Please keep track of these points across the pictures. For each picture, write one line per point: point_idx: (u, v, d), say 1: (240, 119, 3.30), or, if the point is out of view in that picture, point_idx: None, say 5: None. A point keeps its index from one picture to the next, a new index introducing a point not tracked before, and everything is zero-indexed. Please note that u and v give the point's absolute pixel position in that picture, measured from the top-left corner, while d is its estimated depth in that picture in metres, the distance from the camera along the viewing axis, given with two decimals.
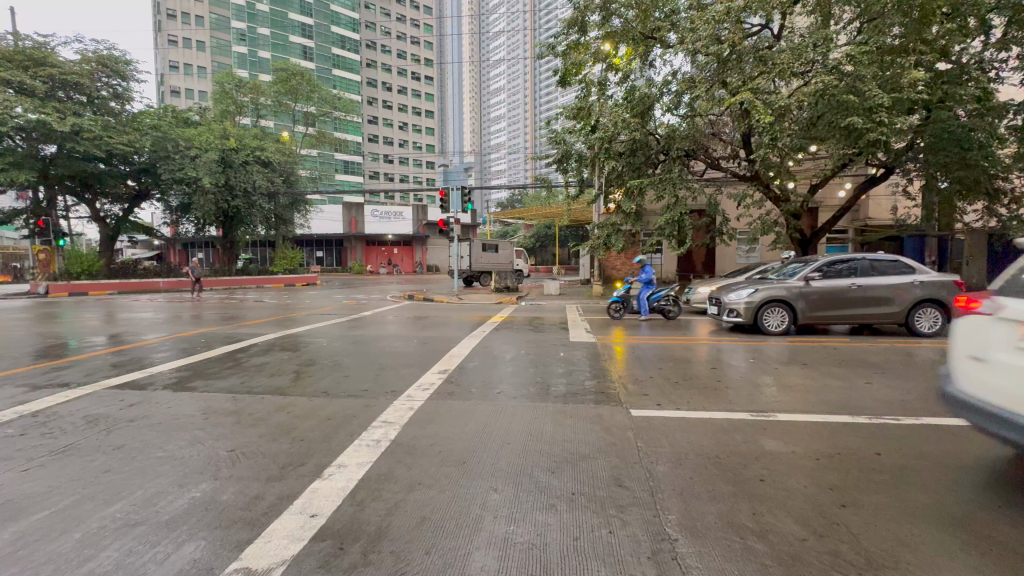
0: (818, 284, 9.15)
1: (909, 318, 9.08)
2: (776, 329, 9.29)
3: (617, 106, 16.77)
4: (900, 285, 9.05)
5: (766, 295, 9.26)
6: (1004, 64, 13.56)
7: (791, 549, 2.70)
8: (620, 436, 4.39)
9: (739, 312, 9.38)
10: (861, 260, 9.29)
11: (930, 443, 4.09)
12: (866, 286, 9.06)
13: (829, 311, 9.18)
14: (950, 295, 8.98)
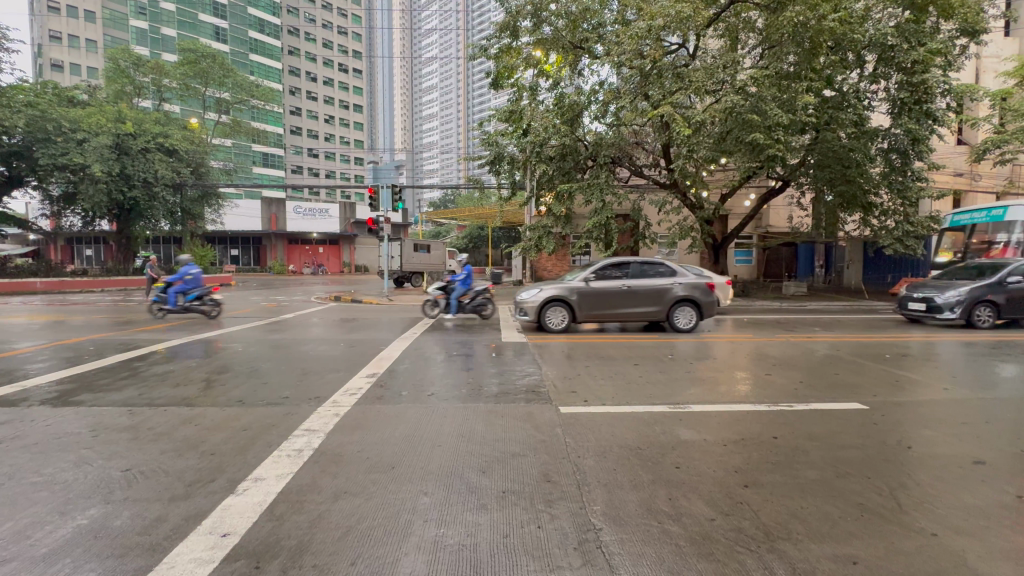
0: (594, 284, 9.93)
1: (669, 316, 10.06)
2: (558, 327, 9.98)
3: (547, 112, 17.19)
4: (663, 286, 10.03)
5: (548, 294, 9.91)
6: (877, 94, 15.63)
7: (701, 529, 2.94)
8: (549, 433, 4.51)
9: (526, 311, 9.98)
10: (633, 263, 10.20)
11: (816, 425, 4.63)
12: (633, 286, 9.94)
13: (604, 309, 9.96)
14: (703, 295, 10.09)
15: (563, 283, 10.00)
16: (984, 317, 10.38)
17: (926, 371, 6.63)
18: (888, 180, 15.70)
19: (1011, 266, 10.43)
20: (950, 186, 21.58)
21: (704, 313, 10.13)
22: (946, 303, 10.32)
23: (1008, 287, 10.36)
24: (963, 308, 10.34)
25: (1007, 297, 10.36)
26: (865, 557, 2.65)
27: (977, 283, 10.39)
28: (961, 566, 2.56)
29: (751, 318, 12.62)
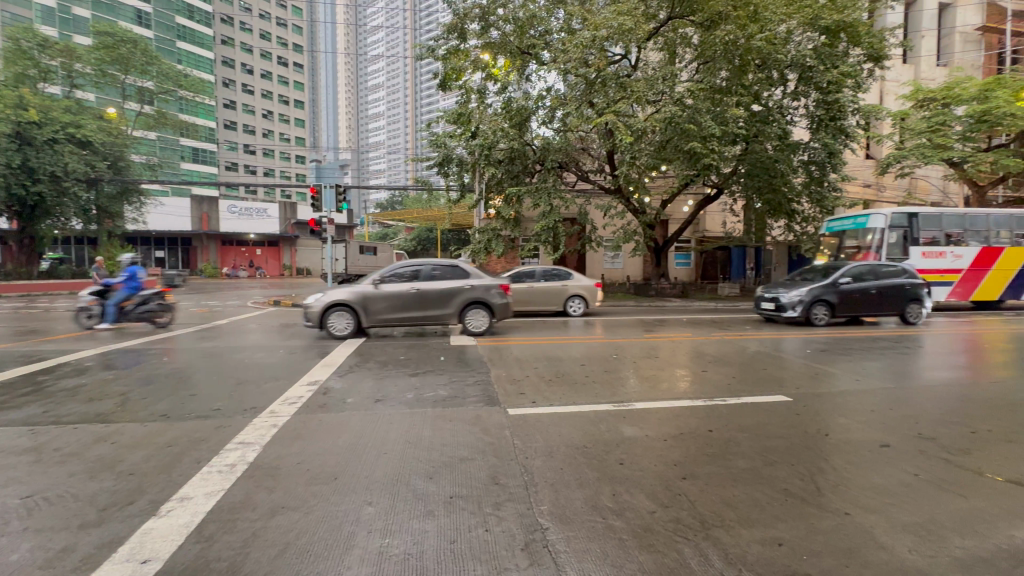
0: (379, 288, 9.66)
1: (460, 318, 9.99)
2: (342, 332, 9.68)
3: (496, 115, 17.27)
4: (453, 289, 9.90)
5: (331, 298, 9.57)
6: (799, 111, 16.97)
7: (643, 522, 3.05)
8: (497, 436, 4.52)
9: (309, 316, 9.62)
10: (425, 266, 10.00)
11: (747, 418, 4.94)
12: (422, 290, 9.76)
13: (391, 314, 9.73)
14: (495, 298, 10.08)
15: (348, 287, 9.69)
16: (821, 315, 11.30)
17: (841, 364, 7.27)
18: (808, 190, 17.10)
19: (842, 268, 11.47)
20: (861, 196, 23.81)
21: (496, 315, 10.10)
22: (788, 302, 11.30)
23: (841, 287, 11.33)
24: (804, 306, 11.26)
25: (840, 297, 11.30)
26: (790, 538, 2.86)
27: (813, 284, 11.39)
28: (870, 541, 2.83)
29: (689, 318, 13.25)
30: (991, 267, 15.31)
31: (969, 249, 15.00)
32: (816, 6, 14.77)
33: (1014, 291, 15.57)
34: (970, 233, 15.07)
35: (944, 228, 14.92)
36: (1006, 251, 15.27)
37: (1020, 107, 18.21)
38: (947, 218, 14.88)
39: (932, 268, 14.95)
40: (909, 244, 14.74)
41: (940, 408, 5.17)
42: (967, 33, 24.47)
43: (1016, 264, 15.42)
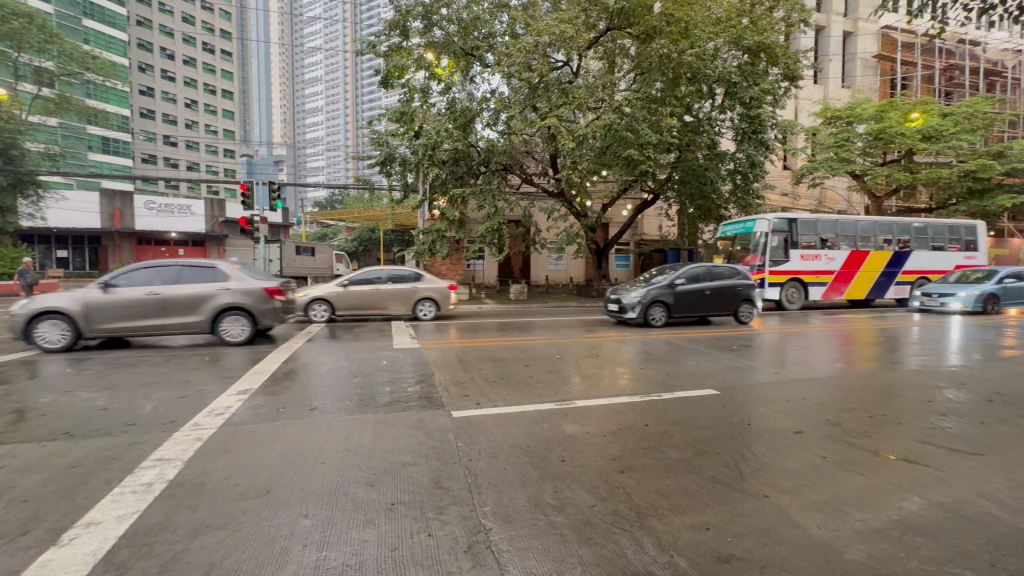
0: (107, 292, 8.36)
1: (212, 327, 8.90)
2: (57, 345, 8.29)
3: (439, 115, 17.10)
4: (203, 293, 8.79)
5: (43, 305, 8.16)
6: (726, 123, 18.14)
7: (583, 516, 3.15)
8: (441, 439, 4.48)
9: (17, 326, 8.18)
10: (172, 267, 8.82)
11: (680, 411, 5.23)
12: (162, 296, 8.57)
13: (124, 323, 8.46)
14: (255, 301, 9.07)
15: (68, 292, 8.32)
16: (658, 316, 11.55)
17: (763, 358, 7.86)
18: (735, 196, 18.35)
19: (677, 270, 11.81)
20: (780, 204, 25.89)
21: (257, 322, 9.11)
22: (629, 303, 11.50)
23: (676, 288, 11.66)
24: (642, 307, 11.51)
25: (675, 298, 11.62)
26: (716, 523, 3.06)
27: (651, 285, 11.66)
28: (785, 520, 3.09)
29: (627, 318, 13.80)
30: (859, 267, 16.82)
31: (839, 252, 16.47)
32: (739, 27, 15.87)
33: (879, 290, 17.17)
34: (842, 238, 16.58)
35: (818, 233, 16.41)
36: (871, 254, 16.84)
37: (908, 128, 20.66)
38: (821, 225, 16.40)
39: (810, 270, 16.41)
40: (789, 247, 16.17)
41: (844, 397, 5.73)
42: (866, 59, 27.30)
43: (879, 266, 16.96)
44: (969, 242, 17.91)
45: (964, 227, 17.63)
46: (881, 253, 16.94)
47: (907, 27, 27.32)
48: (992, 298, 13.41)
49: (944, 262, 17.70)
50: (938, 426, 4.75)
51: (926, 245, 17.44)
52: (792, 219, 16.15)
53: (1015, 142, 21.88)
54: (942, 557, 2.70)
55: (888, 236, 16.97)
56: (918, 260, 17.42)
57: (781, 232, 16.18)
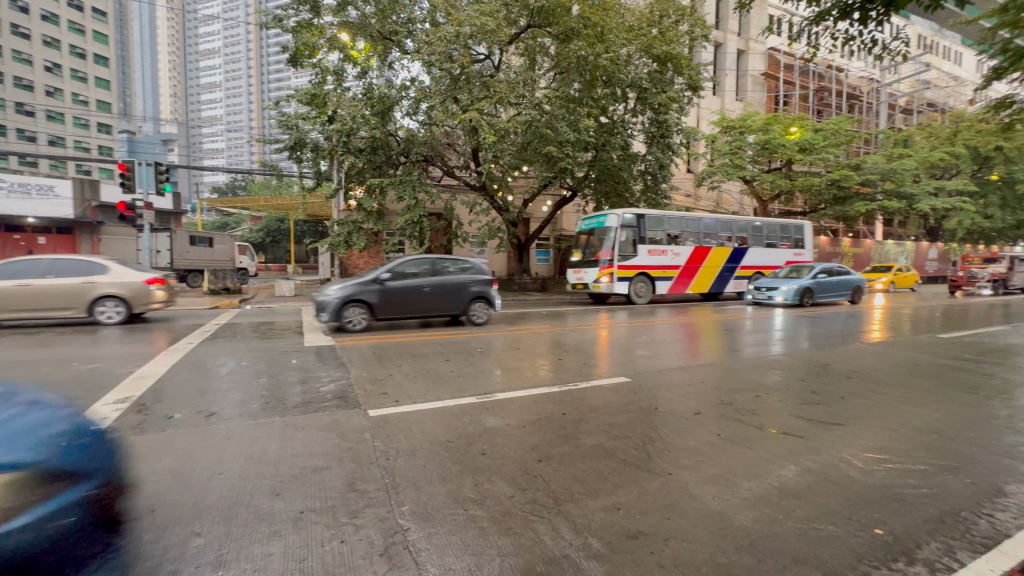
0: None
1: None
2: None
3: (356, 101, 16.36)
4: None
5: None
6: (637, 127, 19.15)
7: (502, 507, 3.18)
8: (356, 440, 4.26)
9: None
10: None
11: (595, 399, 5.47)
12: None
13: None
14: None
15: None
16: (356, 318, 9.73)
17: (669, 347, 8.46)
18: (645, 196, 19.51)
19: (387, 263, 10.04)
20: (683, 205, 27.99)
21: None
22: (321, 302, 9.57)
23: (382, 285, 9.88)
24: (337, 307, 9.63)
25: (380, 296, 9.83)
26: (626, 502, 3.25)
27: (354, 282, 9.76)
28: (686, 495, 3.36)
29: (545, 311, 14.13)
30: (702, 262, 18.03)
31: (684, 248, 17.52)
32: (650, 36, 16.85)
33: (721, 284, 18.60)
34: (688, 234, 17.72)
35: (667, 229, 17.32)
36: (713, 250, 18.19)
37: (788, 140, 23.51)
38: (670, 221, 17.30)
39: (656, 265, 17.16)
40: (637, 243, 16.78)
41: (735, 380, 6.34)
42: (755, 77, 30.40)
43: (720, 261, 18.33)
44: (796, 240, 20.26)
45: (793, 226, 19.86)
46: (722, 248, 18.42)
47: (788, 50, 30.75)
48: (806, 291, 15.54)
49: (776, 258, 19.74)
50: (806, 402, 5.44)
51: (761, 242, 19.33)
52: (642, 215, 16.81)
53: (867, 157, 25.62)
54: (811, 515, 3.11)
55: (728, 233, 18.48)
56: (755, 256, 19.21)
57: (630, 227, 16.71)
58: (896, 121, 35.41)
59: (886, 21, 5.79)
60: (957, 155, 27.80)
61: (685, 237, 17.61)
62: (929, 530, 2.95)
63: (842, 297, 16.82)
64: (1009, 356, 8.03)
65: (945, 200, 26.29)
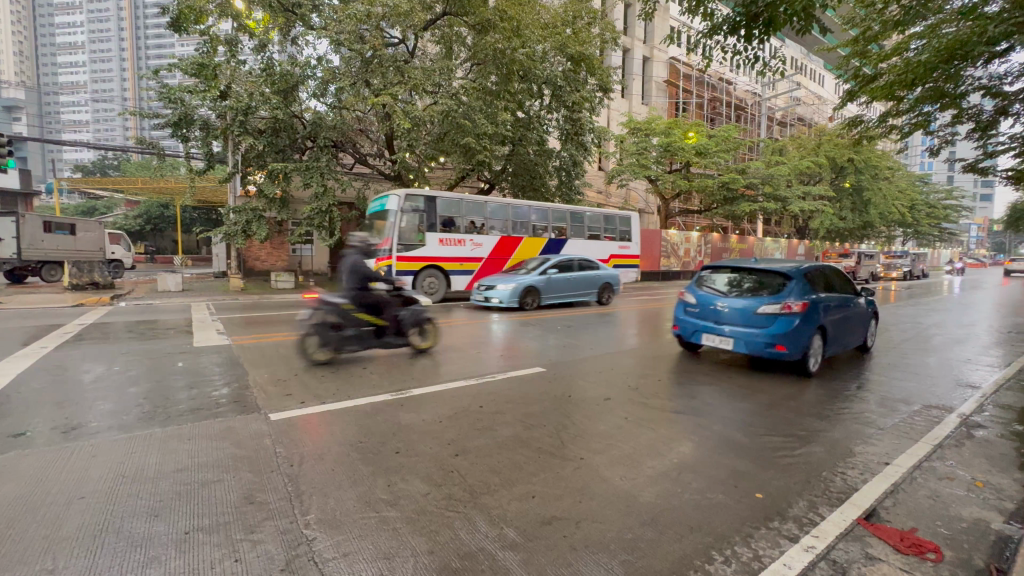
0: None
1: None
2: None
3: (254, 77, 15.07)
4: None
5: None
6: (552, 124, 19.61)
7: (418, 505, 3.10)
8: (255, 447, 3.91)
9: None
10: None
11: (511, 390, 5.54)
12: None
13: None
14: None
15: None
16: None
17: (582, 337, 8.80)
18: (560, 191, 20.03)
19: None
20: (595, 201, 29.31)
21: None
22: None
23: None
24: None
25: None
26: (540, 490, 3.32)
27: None
28: (597, 477, 3.52)
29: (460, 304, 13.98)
30: (510, 255, 15.88)
31: (486, 238, 15.27)
32: (564, 35, 17.30)
33: None
34: (492, 223, 15.50)
35: (463, 216, 14.91)
36: (524, 241, 16.10)
37: (686, 143, 25.62)
38: (467, 206, 14.95)
39: (452, 257, 14.80)
40: (424, 230, 14.25)
41: (641, 366, 6.78)
42: (658, 83, 32.60)
43: (532, 253, 16.30)
44: (619, 233, 18.76)
45: (617, 217, 18.36)
46: (533, 240, 16.36)
47: (687, 61, 33.34)
48: (530, 289, 12.33)
49: (596, 251, 17.92)
50: (701, 384, 5.96)
51: (582, 234, 17.54)
52: (433, 197, 14.37)
53: (751, 162, 28.61)
54: (704, 487, 3.41)
55: (543, 224, 16.46)
56: (575, 249, 17.32)
57: (415, 211, 14.17)
58: (774, 132, 40.05)
59: (765, 41, 6.45)
60: (821, 165, 31.90)
61: (484, 226, 15.31)
62: (798, 491, 3.37)
63: (590, 296, 13.75)
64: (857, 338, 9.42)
65: (809, 202, 30.29)
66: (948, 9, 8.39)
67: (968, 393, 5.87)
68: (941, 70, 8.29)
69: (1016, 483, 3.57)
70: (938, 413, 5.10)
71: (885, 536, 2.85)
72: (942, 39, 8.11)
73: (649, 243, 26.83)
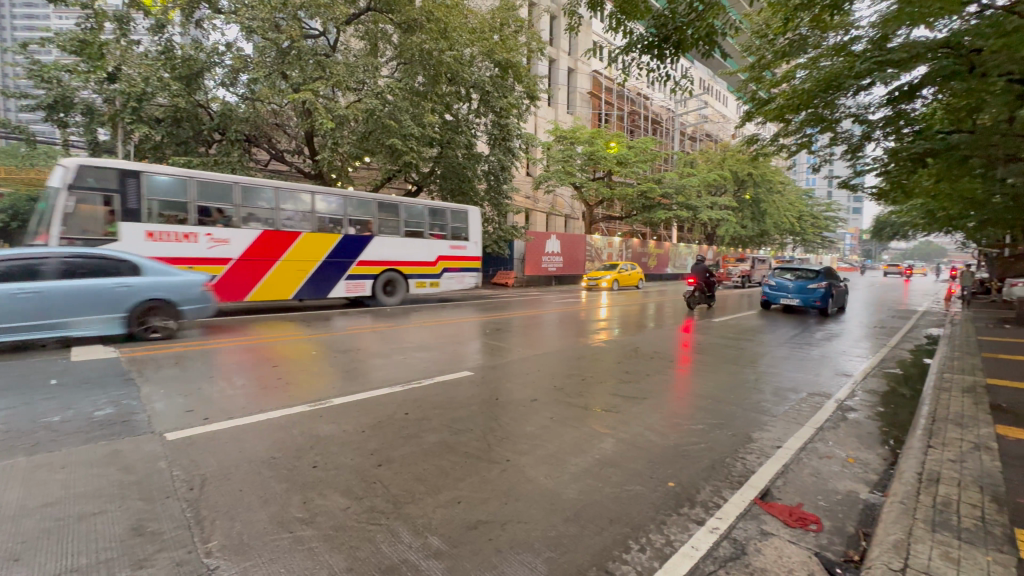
0: None
1: None
2: None
3: (150, 59, 13.63)
4: None
5: None
6: (480, 128, 19.70)
7: (337, 521, 2.95)
8: (148, 471, 3.50)
9: None
10: None
11: (437, 395, 5.45)
12: None
13: None
14: None
15: None
16: None
17: (510, 340, 8.90)
18: (489, 195, 20.12)
19: None
20: (523, 206, 29.87)
21: None
22: None
23: None
24: None
25: None
26: (466, 495, 3.30)
27: None
28: (523, 477, 3.57)
29: (385, 309, 13.53)
30: (280, 256, 12.07)
31: (234, 232, 11.26)
32: (491, 41, 17.46)
33: (316, 288, 12.76)
34: (247, 211, 11.52)
35: (192, 202, 10.79)
36: (303, 237, 12.32)
37: (608, 153, 26.96)
38: (195, 187, 10.78)
39: (174, 261, 10.61)
40: (114, 218, 9.87)
41: (566, 366, 6.98)
42: (582, 94, 33.96)
43: (316, 255, 12.55)
44: (451, 232, 15.29)
45: (447, 211, 15.08)
46: (317, 235, 12.52)
47: (608, 75, 35.11)
48: None
49: (413, 250, 14.39)
50: (621, 381, 6.26)
51: (396, 231, 14.07)
52: (135, 171, 10.04)
53: (666, 173, 30.69)
54: (622, 480, 3.58)
55: (336, 216, 12.87)
56: (384, 248, 13.85)
57: (98, 191, 9.72)
58: (685, 145, 43.28)
59: (676, 61, 6.95)
60: (725, 178, 34.93)
61: (234, 218, 11.32)
62: (704, 477, 3.65)
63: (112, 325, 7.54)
64: (755, 335, 10.42)
65: (716, 212, 33.03)
66: (824, 45, 9.62)
67: (843, 381, 6.71)
68: (820, 99, 9.52)
69: (879, 457, 4.14)
70: (819, 399, 5.79)
71: (777, 513, 3.17)
72: (821, 71, 9.33)
73: (574, 247, 27.71)
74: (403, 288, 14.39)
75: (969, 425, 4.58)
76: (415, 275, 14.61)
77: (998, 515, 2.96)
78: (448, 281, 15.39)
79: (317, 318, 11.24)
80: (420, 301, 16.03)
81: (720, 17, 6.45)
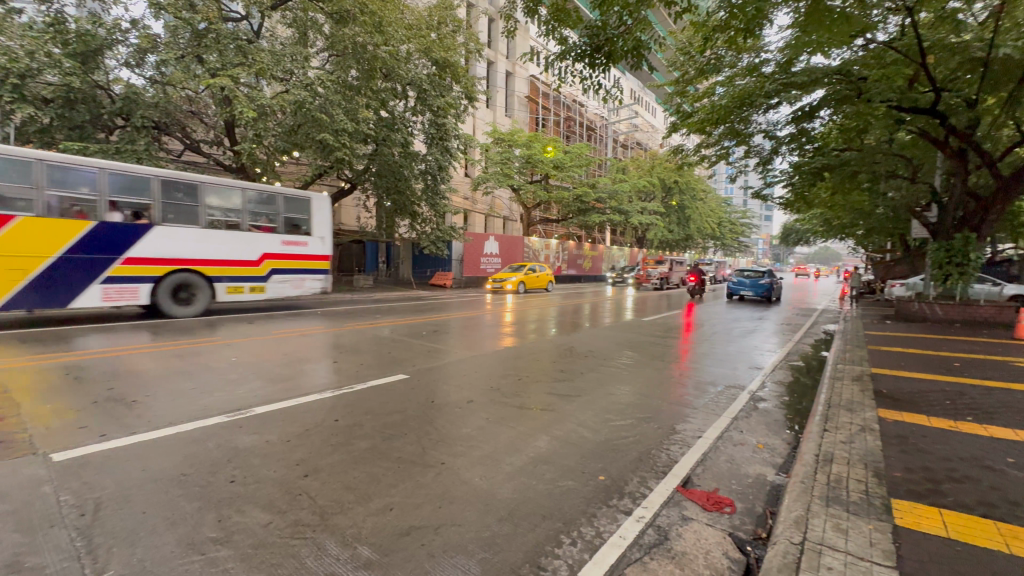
0: None
1: None
2: None
3: (35, 31, 12.04)
4: None
5: None
6: (417, 126, 19.34)
7: (256, 539, 2.76)
8: (27, 498, 3.07)
9: None
10: None
11: (369, 401, 5.28)
12: None
13: None
14: None
15: None
16: None
17: (448, 342, 8.82)
18: (426, 195, 19.77)
19: None
20: (461, 207, 29.65)
21: None
22: None
23: None
24: None
25: None
26: (399, 501, 3.21)
27: None
28: (458, 479, 3.55)
29: (188, 321, 10.55)
30: None
31: None
32: (428, 39, 17.21)
33: (51, 296, 9.23)
34: (118, 204, 9.87)
35: (104, 197, 9.68)
36: (20, 223, 8.79)
37: (545, 157, 27.59)
38: (47, 171, 8.97)
39: None
40: None
41: (503, 367, 7.03)
42: (520, 98, 34.45)
43: (44, 249, 9.04)
44: (285, 223, 12.50)
45: (276, 197, 12.17)
46: (45, 222, 9.01)
47: (545, 81, 35.84)
48: None
49: (226, 246, 11.36)
50: (556, 380, 6.40)
51: (194, 220, 10.88)
52: None
53: (600, 178, 31.80)
54: (555, 476, 3.65)
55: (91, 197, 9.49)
56: (173, 243, 10.59)
57: None
58: (618, 152, 45.15)
59: (607, 70, 7.21)
60: (654, 185, 36.82)
61: (46, 208, 9.03)
62: (632, 469, 3.82)
63: None
64: (681, 332, 11.10)
65: (646, 216, 34.77)
66: (738, 65, 10.45)
67: (755, 374, 7.31)
68: (736, 114, 10.33)
69: (783, 442, 4.56)
70: (734, 391, 6.28)
71: (696, 499, 3.39)
72: (736, 88, 10.13)
73: (512, 249, 27.95)
74: (206, 293, 11.20)
75: (857, 409, 5.16)
76: (229, 277, 11.53)
77: (879, 488, 3.36)
78: (278, 285, 12.49)
79: (58, 336, 8.16)
80: (243, 310, 12.86)
81: (647, 32, 6.79)
